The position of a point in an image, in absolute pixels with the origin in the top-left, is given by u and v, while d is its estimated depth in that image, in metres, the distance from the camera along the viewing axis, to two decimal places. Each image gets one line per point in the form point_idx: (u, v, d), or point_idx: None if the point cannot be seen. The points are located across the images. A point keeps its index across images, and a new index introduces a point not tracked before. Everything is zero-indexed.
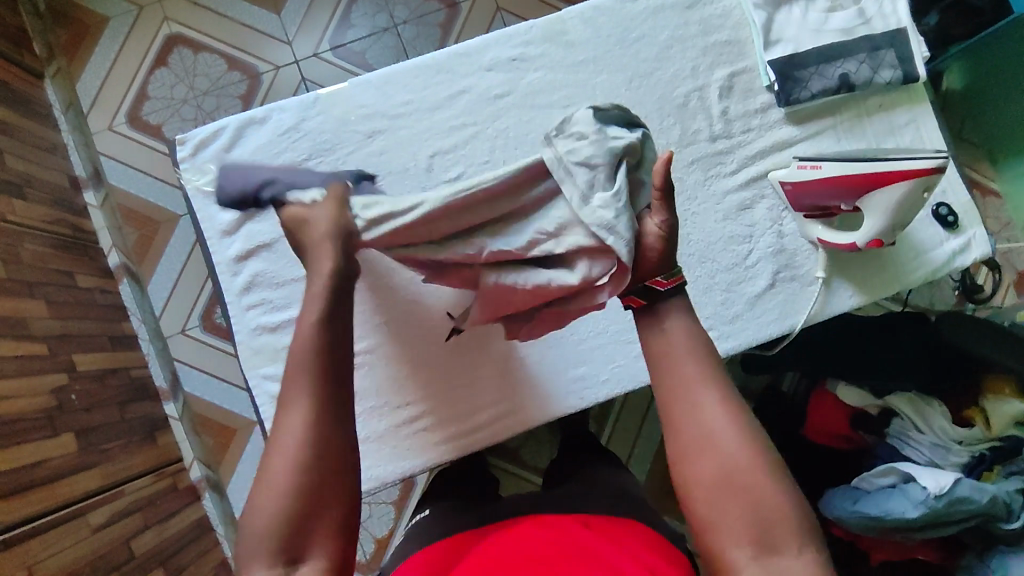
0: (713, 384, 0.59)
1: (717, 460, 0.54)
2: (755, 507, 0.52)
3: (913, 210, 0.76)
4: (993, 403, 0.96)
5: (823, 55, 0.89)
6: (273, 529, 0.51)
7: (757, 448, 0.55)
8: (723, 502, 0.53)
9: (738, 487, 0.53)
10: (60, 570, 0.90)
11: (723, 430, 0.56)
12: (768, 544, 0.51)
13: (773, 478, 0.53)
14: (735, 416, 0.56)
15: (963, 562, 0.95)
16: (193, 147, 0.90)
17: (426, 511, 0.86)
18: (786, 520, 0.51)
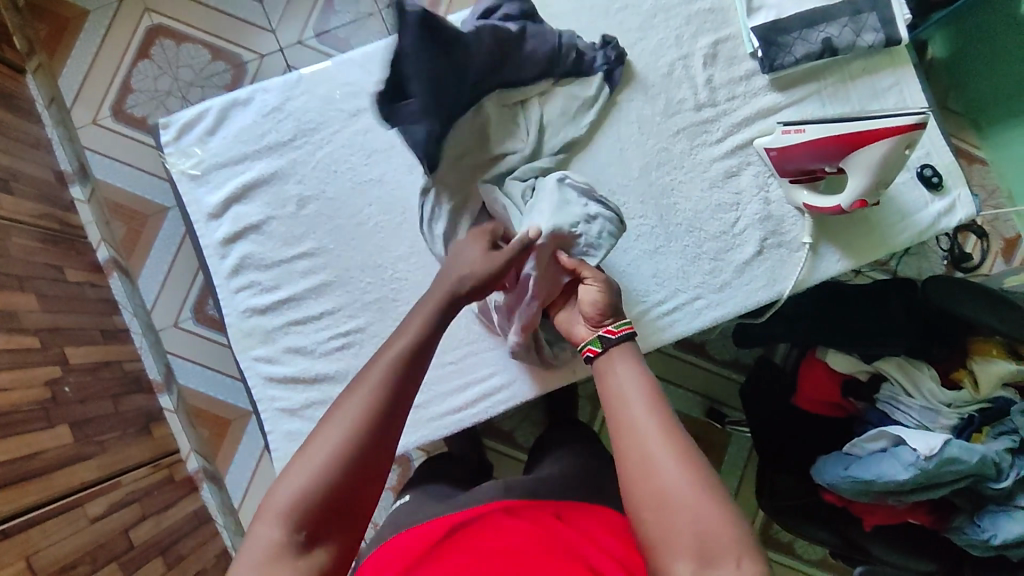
0: (655, 411, 0.59)
1: (655, 481, 0.54)
2: (694, 522, 0.51)
3: (895, 167, 0.78)
4: (981, 364, 0.98)
5: (807, 20, 0.90)
6: (301, 506, 0.51)
7: (695, 464, 0.54)
8: (664, 525, 0.52)
9: (674, 510, 0.52)
10: (59, 559, 0.90)
11: (662, 455, 0.55)
12: (707, 561, 0.50)
13: (710, 498, 0.52)
14: (672, 441, 0.56)
15: (955, 524, 0.95)
16: (178, 131, 0.93)
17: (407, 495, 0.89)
18: (723, 538, 0.50)
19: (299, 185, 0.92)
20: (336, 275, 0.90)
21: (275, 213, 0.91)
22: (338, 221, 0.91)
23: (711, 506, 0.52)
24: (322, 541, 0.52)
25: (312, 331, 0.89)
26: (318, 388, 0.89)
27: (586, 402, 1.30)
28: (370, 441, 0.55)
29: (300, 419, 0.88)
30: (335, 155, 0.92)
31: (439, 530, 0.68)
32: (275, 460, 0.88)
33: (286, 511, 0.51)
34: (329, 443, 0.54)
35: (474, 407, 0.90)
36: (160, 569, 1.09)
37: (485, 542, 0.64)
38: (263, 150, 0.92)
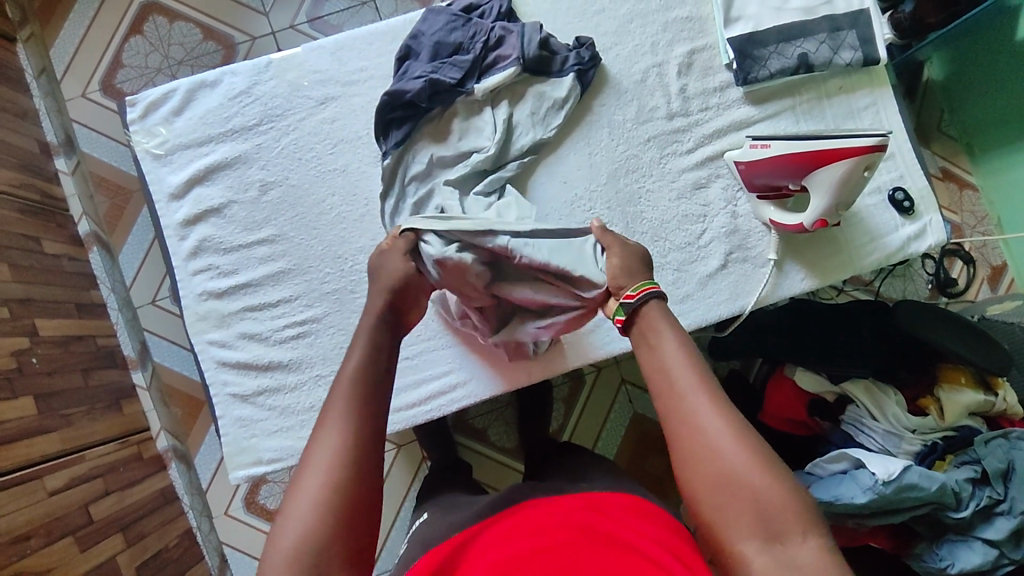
0: (703, 386, 0.58)
1: (712, 460, 0.53)
2: (755, 501, 0.51)
3: (855, 189, 0.78)
4: (949, 392, 0.97)
5: (782, 34, 0.91)
6: (300, 548, 0.49)
7: (747, 438, 0.54)
8: (728, 501, 0.52)
9: (737, 488, 0.52)
10: (8, 533, 0.88)
11: (718, 429, 0.54)
12: (776, 538, 0.49)
13: (771, 470, 0.52)
14: (726, 415, 0.55)
15: (915, 550, 0.93)
16: (144, 110, 0.93)
17: (426, 516, 0.83)
18: (790, 511, 0.50)
19: (262, 170, 0.92)
20: (294, 263, 0.90)
21: (236, 197, 0.92)
22: (300, 209, 0.91)
23: (772, 478, 0.52)
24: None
25: (268, 318, 0.90)
26: (272, 375, 0.89)
27: (560, 406, 1.29)
28: (361, 464, 0.54)
29: (252, 405, 0.88)
30: (300, 143, 0.92)
31: (448, 559, 0.61)
32: (225, 444, 0.88)
33: (291, 555, 0.49)
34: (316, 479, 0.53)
35: (429, 404, 0.91)
36: (118, 546, 1.08)
37: (501, 555, 0.59)
38: (228, 133, 0.92)
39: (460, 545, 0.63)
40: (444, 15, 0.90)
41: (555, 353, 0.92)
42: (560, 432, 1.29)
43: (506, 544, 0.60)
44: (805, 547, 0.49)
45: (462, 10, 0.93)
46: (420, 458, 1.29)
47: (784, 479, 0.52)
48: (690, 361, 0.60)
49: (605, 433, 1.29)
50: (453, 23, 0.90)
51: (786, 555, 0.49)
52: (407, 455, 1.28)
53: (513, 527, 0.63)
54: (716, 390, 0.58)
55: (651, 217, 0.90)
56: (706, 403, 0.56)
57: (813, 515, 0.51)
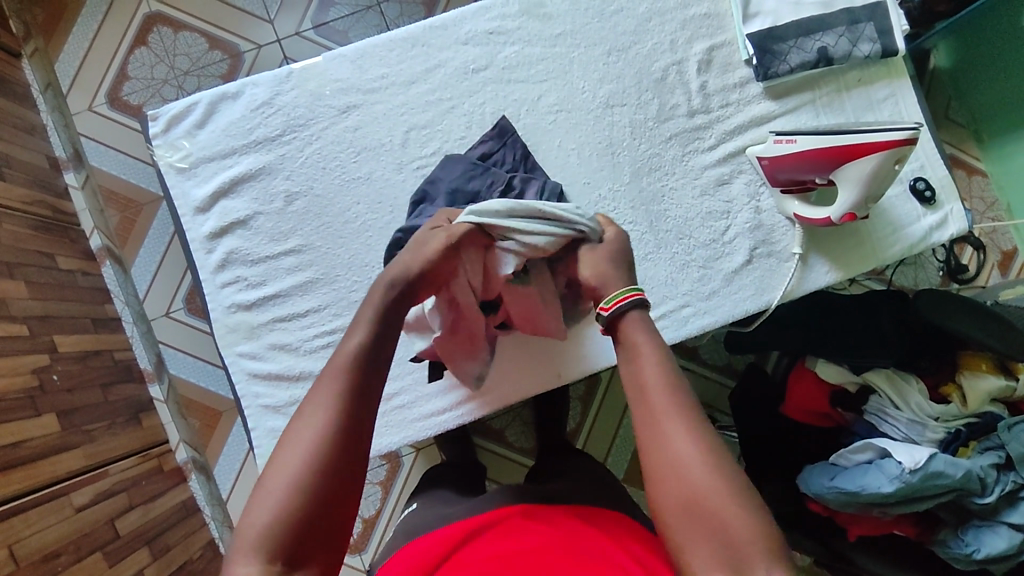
0: (679, 408, 0.57)
1: (682, 485, 0.52)
2: (723, 528, 0.49)
3: (884, 182, 0.80)
4: (970, 379, 0.98)
5: (802, 29, 0.93)
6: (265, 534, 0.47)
7: (717, 464, 0.52)
8: (696, 528, 0.50)
9: (708, 514, 0.50)
10: (42, 551, 0.88)
11: (690, 454, 0.53)
12: (740, 567, 0.47)
13: (739, 498, 0.50)
14: (700, 439, 0.54)
15: (939, 536, 0.93)
16: (166, 123, 0.93)
17: (414, 504, 0.85)
18: (758, 540, 0.48)
19: (287, 180, 0.92)
20: (322, 273, 0.91)
21: (261, 209, 0.92)
22: (326, 218, 0.92)
23: (739, 506, 0.49)
24: (301, 570, 0.48)
25: (297, 329, 0.91)
26: (303, 385, 0.90)
27: (577, 405, 1.29)
28: (332, 454, 0.52)
29: (284, 416, 0.89)
30: (324, 151, 0.92)
31: (444, 544, 0.63)
32: (258, 455, 0.89)
33: (254, 541, 0.47)
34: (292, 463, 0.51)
35: (459, 409, 0.93)
36: (145, 560, 1.07)
37: (497, 550, 0.60)
38: (251, 145, 0.93)
39: (458, 533, 0.65)
40: (463, 164, 0.88)
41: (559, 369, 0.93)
42: (577, 432, 1.29)
43: (517, 540, 0.61)
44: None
45: (479, 159, 0.90)
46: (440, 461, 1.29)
47: (753, 505, 0.50)
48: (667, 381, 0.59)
49: (624, 431, 1.29)
50: (471, 172, 0.87)
51: None
52: (428, 458, 1.28)
53: (510, 524, 0.64)
54: (691, 414, 0.56)
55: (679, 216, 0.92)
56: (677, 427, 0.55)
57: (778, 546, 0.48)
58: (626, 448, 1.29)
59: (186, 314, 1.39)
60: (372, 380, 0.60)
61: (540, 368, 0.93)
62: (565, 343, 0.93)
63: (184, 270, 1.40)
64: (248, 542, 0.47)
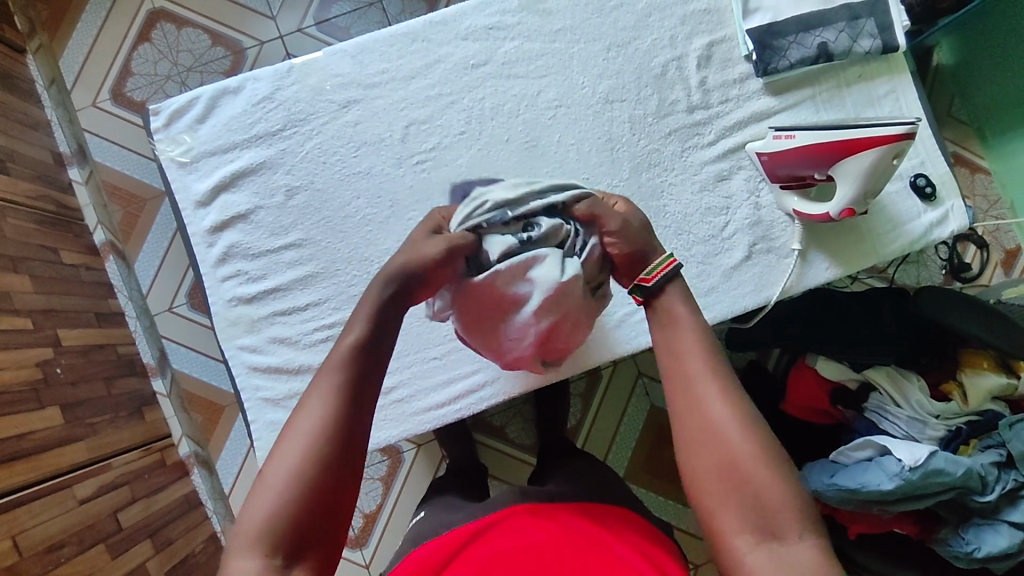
0: (712, 372, 0.56)
1: (715, 449, 0.52)
2: (757, 496, 0.49)
3: (883, 176, 0.80)
4: (972, 377, 0.97)
5: (801, 25, 0.93)
6: (268, 523, 0.48)
7: (751, 431, 0.52)
8: (727, 494, 0.50)
9: (740, 480, 0.50)
10: (45, 542, 0.89)
11: (723, 419, 0.53)
12: (772, 533, 0.48)
13: (774, 464, 0.50)
14: (734, 404, 0.53)
15: (940, 535, 0.93)
16: (167, 117, 0.93)
17: (422, 512, 0.84)
18: (791, 509, 0.48)
19: (288, 175, 0.93)
20: (323, 267, 0.91)
21: (262, 203, 0.93)
22: (326, 212, 0.92)
23: (773, 472, 0.50)
24: (303, 558, 0.48)
25: (297, 322, 0.91)
26: (303, 378, 0.90)
27: (578, 402, 1.30)
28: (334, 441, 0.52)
29: (284, 409, 0.90)
30: (324, 146, 0.93)
31: (446, 548, 0.62)
32: (259, 448, 0.90)
33: (258, 530, 0.48)
34: (298, 448, 0.51)
35: (459, 403, 0.93)
36: (147, 553, 1.08)
37: (502, 546, 0.60)
38: (252, 139, 0.93)
39: (470, 527, 0.65)
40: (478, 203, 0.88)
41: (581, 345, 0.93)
42: (577, 430, 1.29)
43: (519, 537, 0.61)
44: (801, 546, 0.47)
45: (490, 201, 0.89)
46: (440, 456, 1.29)
47: (784, 470, 0.50)
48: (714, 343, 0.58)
49: (624, 427, 1.29)
50: None
51: (779, 551, 0.47)
52: (428, 453, 1.29)
53: (512, 523, 0.64)
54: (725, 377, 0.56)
55: (681, 213, 0.93)
56: (714, 391, 0.54)
57: (811, 517, 0.49)
58: (626, 445, 1.29)
59: (188, 309, 1.40)
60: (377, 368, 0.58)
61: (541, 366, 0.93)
62: None
63: (186, 266, 1.40)
64: (253, 531, 0.47)
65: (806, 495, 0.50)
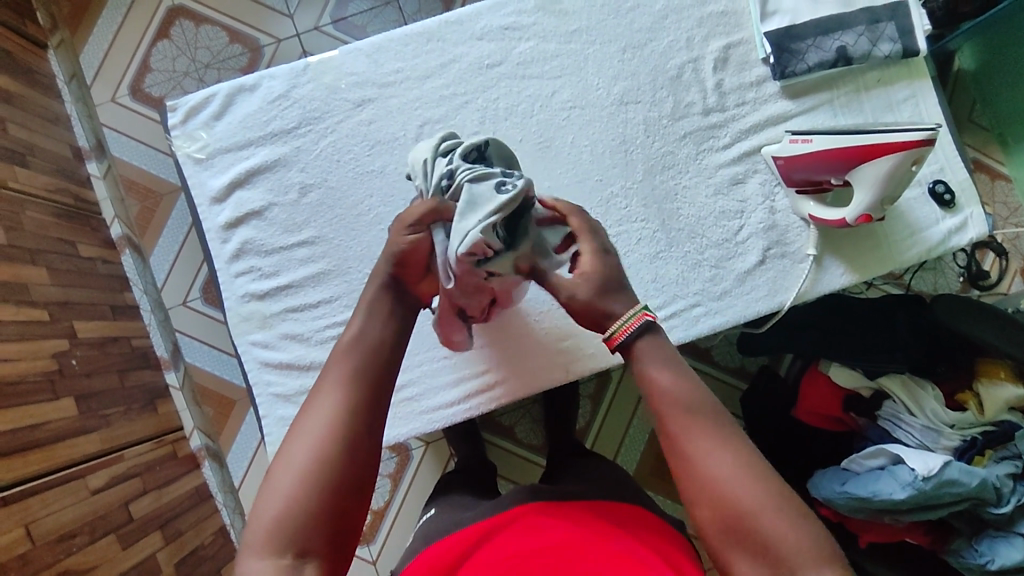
0: (700, 423, 0.56)
1: (716, 496, 0.52)
2: (766, 538, 0.50)
3: (901, 183, 0.80)
4: (987, 387, 0.95)
5: (820, 27, 0.92)
6: (284, 510, 0.50)
7: (748, 473, 0.53)
8: (737, 540, 0.51)
9: (745, 522, 0.51)
10: (57, 531, 0.90)
11: (721, 469, 0.53)
12: (786, 572, 0.49)
13: (778, 504, 0.51)
14: (727, 450, 0.54)
15: (952, 547, 0.92)
16: (184, 114, 0.94)
17: (432, 509, 0.84)
18: (801, 545, 0.49)
19: (301, 173, 0.93)
20: (335, 265, 0.92)
21: (276, 200, 0.93)
22: (339, 210, 0.93)
23: (777, 511, 0.50)
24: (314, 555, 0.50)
25: (309, 319, 0.92)
26: (313, 375, 0.91)
27: (587, 403, 1.29)
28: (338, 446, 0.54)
29: (294, 405, 0.91)
30: (338, 144, 0.93)
31: (452, 554, 0.63)
32: (269, 443, 0.90)
33: (268, 532, 0.49)
34: (302, 458, 0.53)
35: (469, 402, 0.93)
36: (158, 544, 1.09)
37: (509, 548, 0.60)
38: (267, 137, 0.94)
39: (477, 530, 0.65)
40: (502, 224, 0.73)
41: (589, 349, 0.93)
42: (586, 431, 1.29)
43: (526, 538, 0.61)
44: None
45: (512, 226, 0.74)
46: (448, 455, 1.30)
47: (788, 507, 0.51)
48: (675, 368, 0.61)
49: (633, 430, 1.28)
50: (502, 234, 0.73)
51: None
52: (437, 452, 1.29)
53: (519, 527, 0.63)
54: (715, 422, 0.56)
55: (694, 216, 0.92)
56: (699, 439, 0.55)
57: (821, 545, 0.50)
58: (634, 448, 1.28)
59: (202, 304, 1.41)
60: (375, 375, 0.61)
61: (543, 374, 0.93)
62: (571, 342, 0.94)
63: (201, 261, 1.42)
64: (264, 533, 0.49)
65: (813, 526, 0.50)
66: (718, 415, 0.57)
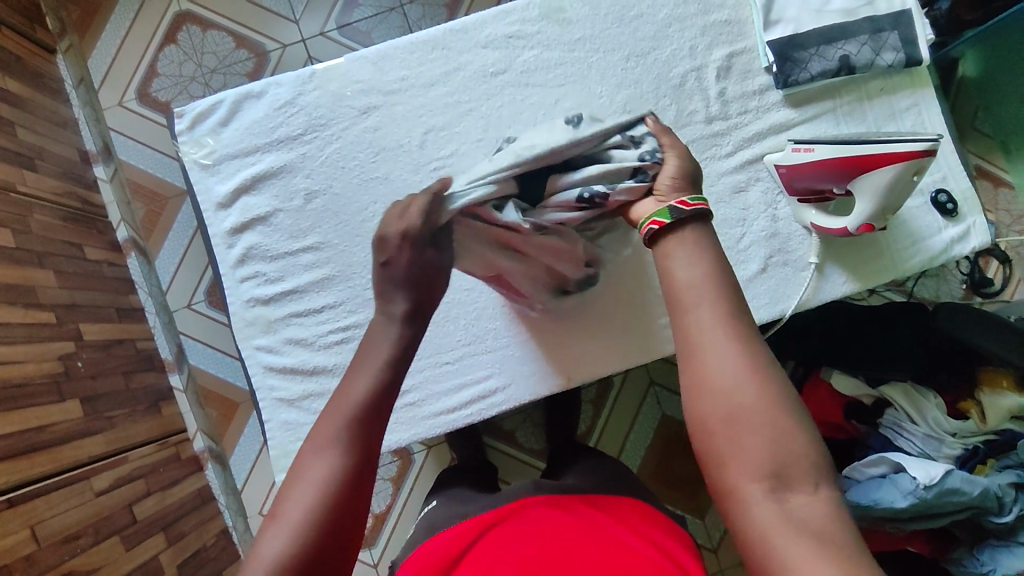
0: (722, 321, 0.53)
1: (725, 397, 0.49)
2: (772, 442, 0.47)
3: (904, 192, 0.79)
4: (990, 397, 0.94)
5: (826, 36, 0.93)
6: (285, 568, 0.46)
7: (764, 377, 0.50)
8: (742, 441, 0.48)
9: (750, 426, 0.48)
10: (63, 532, 0.91)
11: (736, 368, 0.50)
12: (785, 485, 0.46)
13: (785, 412, 0.48)
14: (745, 348, 0.51)
15: (953, 555, 0.91)
16: (191, 120, 0.95)
17: (434, 502, 0.84)
18: (804, 460, 0.47)
19: (307, 179, 0.94)
20: (339, 270, 0.93)
21: (282, 206, 0.94)
22: (344, 216, 0.94)
23: (785, 420, 0.48)
24: None
25: (313, 324, 0.93)
26: (317, 379, 0.92)
27: (589, 408, 1.30)
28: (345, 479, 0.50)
29: (298, 409, 0.91)
30: (343, 151, 0.94)
31: (443, 556, 0.61)
32: (272, 447, 0.91)
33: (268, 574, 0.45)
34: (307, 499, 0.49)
35: (470, 408, 0.94)
36: (161, 545, 1.10)
37: (507, 543, 0.60)
38: (274, 143, 0.95)
39: (476, 528, 0.65)
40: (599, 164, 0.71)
41: (603, 353, 0.94)
42: (588, 434, 1.29)
43: (527, 531, 0.61)
44: (814, 495, 0.45)
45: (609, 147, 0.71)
46: (450, 458, 1.30)
47: (797, 419, 0.48)
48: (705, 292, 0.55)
49: (635, 436, 1.29)
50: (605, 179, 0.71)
51: (789, 501, 0.45)
52: (439, 456, 1.29)
53: (520, 521, 0.63)
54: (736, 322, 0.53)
55: None
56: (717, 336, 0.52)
57: (824, 465, 0.47)
58: (636, 453, 1.29)
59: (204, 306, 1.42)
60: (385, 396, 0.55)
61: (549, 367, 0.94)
62: (581, 349, 0.94)
63: (205, 264, 1.42)
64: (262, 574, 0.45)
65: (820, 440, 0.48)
66: (740, 315, 0.54)
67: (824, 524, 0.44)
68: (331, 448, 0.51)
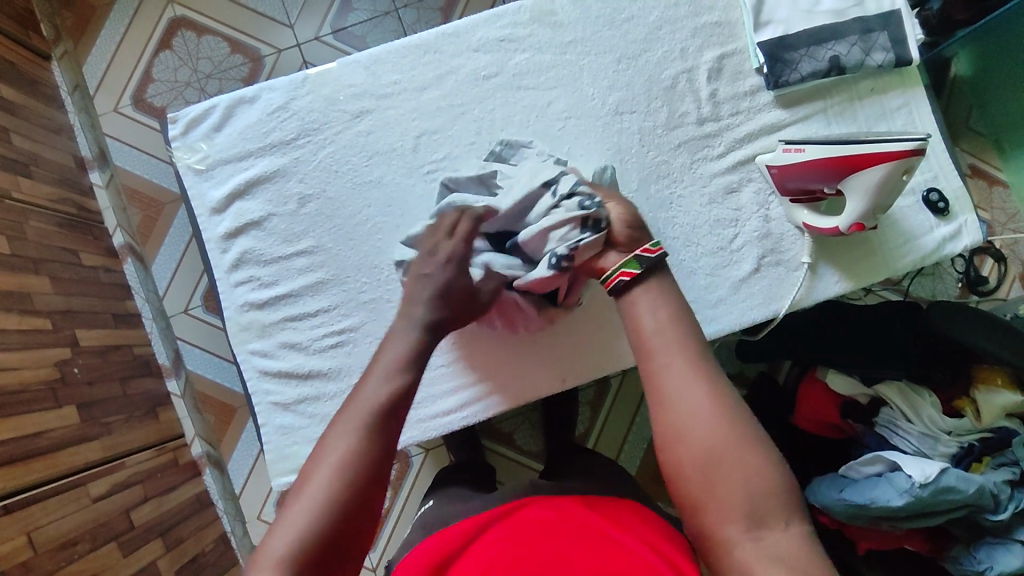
0: (688, 365, 0.55)
1: (693, 438, 0.51)
2: (746, 481, 0.49)
3: (893, 191, 0.80)
4: (984, 394, 0.95)
5: (814, 37, 0.93)
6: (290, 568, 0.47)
7: (732, 418, 0.52)
8: (717, 484, 0.49)
9: (721, 468, 0.50)
10: (60, 538, 0.91)
11: (704, 412, 0.52)
12: (759, 522, 0.48)
13: (753, 450, 0.50)
14: (712, 391, 0.53)
15: (951, 553, 0.91)
16: (185, 126, 0.95)
17: (430, 502, 0.84)
18: (775, 496, 0.48)
19: (301, 183, 0.94)
20: (333, 274, 0.93)
21: (276, 210, 0.94)
22: (338, 220, 0.94)
23: (754, 458, 0.50)
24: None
25: (308, 328, 0.93)
26: (312, 382, 0.92)
27: (586, 409, 1.30)
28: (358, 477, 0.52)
29: (293, 413, 0.92)
30: (337, 155, 0.94)
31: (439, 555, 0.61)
32: (268, 451, 0.92)
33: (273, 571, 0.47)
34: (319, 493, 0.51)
35: (465, 410, 0.94)
36: (159, 551, 1.10)
37: (502, 544, 0.60)
38: (267, 148, 0.95)
39: (472, 528, 0.65)
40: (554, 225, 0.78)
41: (591, 360, 0.94)
42: (585, 436, 1.29)
43: (521, 533, 0.61)
44: (787, 531, 0.47)
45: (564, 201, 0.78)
46: (447, 461, 1.30)
47: (768, 457, 0.50)
48: (670, 338, 0.57)
49: (631, 438, 1.29)
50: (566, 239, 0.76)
51: (764, 539, 0.47)
52: (436, 458, 1.30)
53: (515, 521, 0.63)
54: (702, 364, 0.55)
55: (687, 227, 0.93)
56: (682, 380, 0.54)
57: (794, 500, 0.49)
58: (633, 455, 1.29)
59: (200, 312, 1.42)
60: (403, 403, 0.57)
61: (534, 380, 0.94)
62: (571, 356, 0.94)
63: (201, 269, 1.42)
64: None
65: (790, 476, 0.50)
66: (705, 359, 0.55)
67: (798, 558, 0.46)
68: (350, 435, 0.54)
